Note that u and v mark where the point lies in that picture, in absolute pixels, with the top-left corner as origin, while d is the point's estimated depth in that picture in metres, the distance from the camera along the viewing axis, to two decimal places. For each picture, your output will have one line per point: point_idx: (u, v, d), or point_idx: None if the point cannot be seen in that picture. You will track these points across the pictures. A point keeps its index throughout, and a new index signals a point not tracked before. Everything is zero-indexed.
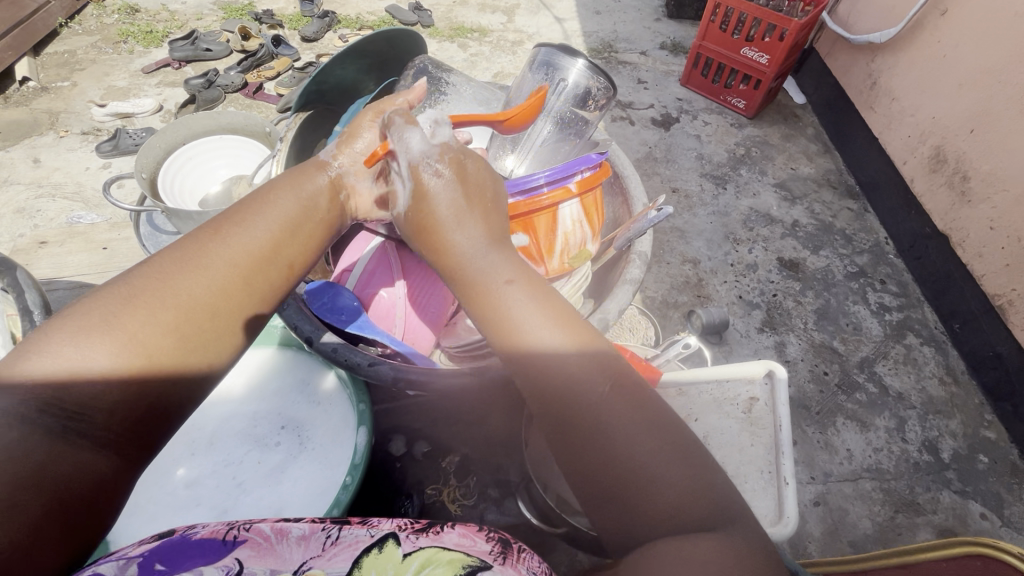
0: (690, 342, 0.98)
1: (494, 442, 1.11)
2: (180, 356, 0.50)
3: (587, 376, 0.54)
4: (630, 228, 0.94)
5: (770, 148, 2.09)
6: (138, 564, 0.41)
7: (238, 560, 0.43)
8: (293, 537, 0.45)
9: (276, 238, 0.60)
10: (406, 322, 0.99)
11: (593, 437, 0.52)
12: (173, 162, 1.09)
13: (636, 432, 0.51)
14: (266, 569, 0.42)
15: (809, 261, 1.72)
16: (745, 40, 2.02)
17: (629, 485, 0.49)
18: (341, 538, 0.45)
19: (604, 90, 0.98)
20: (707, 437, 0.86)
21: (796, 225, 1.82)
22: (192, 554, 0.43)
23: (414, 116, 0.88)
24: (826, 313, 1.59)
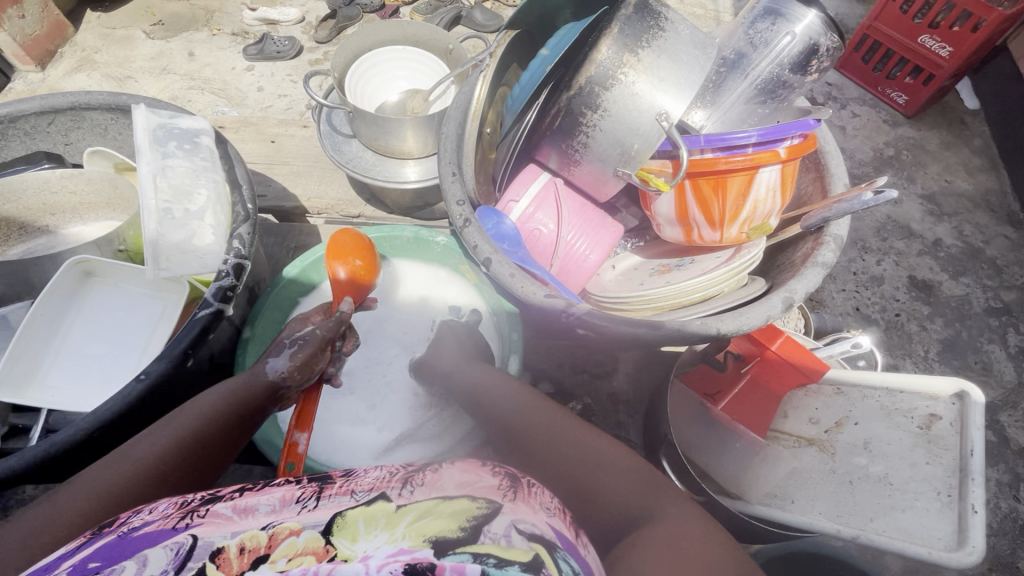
0: (861, 342, 0.90)
1: (618, 398, 1.09)
2: (120, 504, 0.58)
3: (580, 436, 0.71)
4: (832, 206, 0.86)
5: (930, 155, 1.67)
6: (70, 573, 0.43)
7: (191, 535, 0.46)
8: (261, 513, 0.50)
9: (181, 445, 0.67)
10: (563, 263, 1.00)
11: (563, 466, 0.68)
12: (360, 66, 1.12)
13: (619, 479, 0.64)
14: (227, 533, 0.47)
15: (946, 287, 1.44)
16: (927, 26, 1.55)
17: (595, 499, 0.63)
18: (319, 504, 0.51)
19: (835, 48, 0.88)
20: (868, 443, 0.81)
21: (938, 244, 1.50)
22: (138, 544, 0.46)
23: (627, 51, 0.83)
24: (953, 346, 1.36)
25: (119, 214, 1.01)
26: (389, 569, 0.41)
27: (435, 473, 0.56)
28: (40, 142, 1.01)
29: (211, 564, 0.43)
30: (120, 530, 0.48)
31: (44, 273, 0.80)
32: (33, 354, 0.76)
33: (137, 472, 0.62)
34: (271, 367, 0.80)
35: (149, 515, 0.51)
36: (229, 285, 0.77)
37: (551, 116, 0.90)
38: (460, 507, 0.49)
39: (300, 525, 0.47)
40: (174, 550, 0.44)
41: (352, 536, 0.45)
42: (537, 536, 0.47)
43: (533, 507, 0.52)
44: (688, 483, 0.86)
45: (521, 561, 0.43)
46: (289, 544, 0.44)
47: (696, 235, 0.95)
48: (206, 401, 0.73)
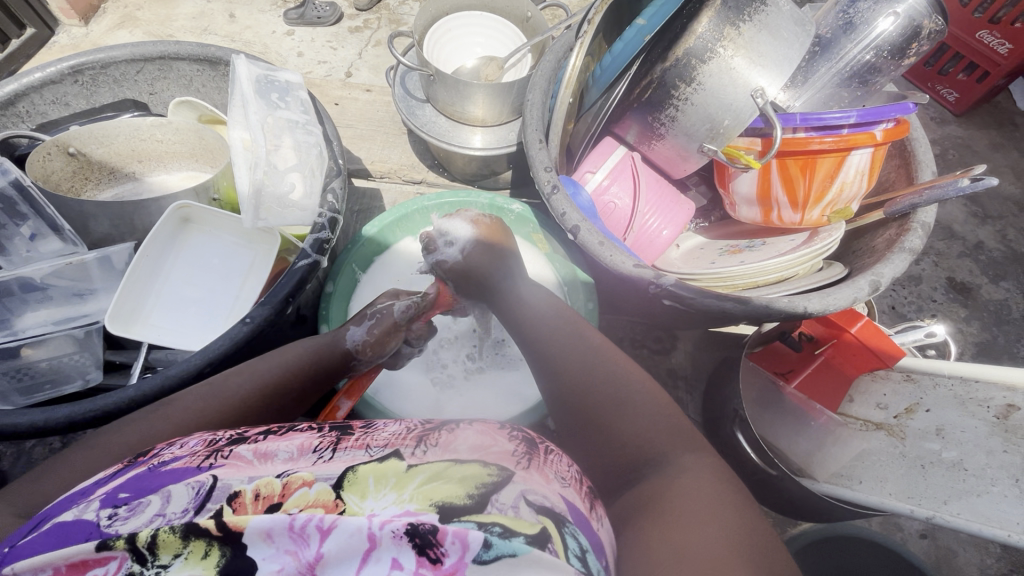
0: (936, 331, 0.88)
1: (677, 374, 1.10)
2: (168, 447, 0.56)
3: (605, 363, 0.66)
4: (924, 192, 0.84)
5: (980, 157, 1.50)
6: (100, 501, 0.42)
7: (213, 476, 0.44)
8: (280, 460, 0.48)
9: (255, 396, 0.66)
10: (637, 237, 1.01)
11: (588, 397, 0.64)
12: (437, 30, 1.14)
13: (643, 418, 0.59)
14: (245, 478, 0.44)
15: (985, 290, 1.34)
16: (988, 22, 1.39)
17: (615, 437, 0.59)
18: (337, 456, 0.49)
19: (937, 32, 0.87)
20: (940, 429, 0.81)
21: (981, 246, 1.39)
22: (164, 478, 0.44)
23: (728, 25, 0.81)
24: (988, 350, 1.27)
25: (202, 165, 1.01)
26: (391, 527, 0.38)
27: (451, 433, 0.54)
28: (127, 91, 1.03)
29: (226, 507, 0.40)
30: (150, 463, 0.47)
31: (148, 218, 0.84)
32: (137, 294, 0.81)
33: (224, 407, 0.61)
34: (350, 337, 0.78)
35: (178, 450, 0.50)
36: (325, 237, 0.80)
37: (641, 88, 0.90)
38: (470, 473, 0.46)
39: (314, 477, 0.45)
40: (194, 490, 0.42)
41: (361, 494, 0.42)
42: (546, 509, 0.44)
43: (547, 477, 0.50)
44: (761, 456, 0.87)
45: (527, 532, 0.40)
46: (300, 495, 0.42)
47: (775, 216, 0.95)
48: (291, 354, 0.72)
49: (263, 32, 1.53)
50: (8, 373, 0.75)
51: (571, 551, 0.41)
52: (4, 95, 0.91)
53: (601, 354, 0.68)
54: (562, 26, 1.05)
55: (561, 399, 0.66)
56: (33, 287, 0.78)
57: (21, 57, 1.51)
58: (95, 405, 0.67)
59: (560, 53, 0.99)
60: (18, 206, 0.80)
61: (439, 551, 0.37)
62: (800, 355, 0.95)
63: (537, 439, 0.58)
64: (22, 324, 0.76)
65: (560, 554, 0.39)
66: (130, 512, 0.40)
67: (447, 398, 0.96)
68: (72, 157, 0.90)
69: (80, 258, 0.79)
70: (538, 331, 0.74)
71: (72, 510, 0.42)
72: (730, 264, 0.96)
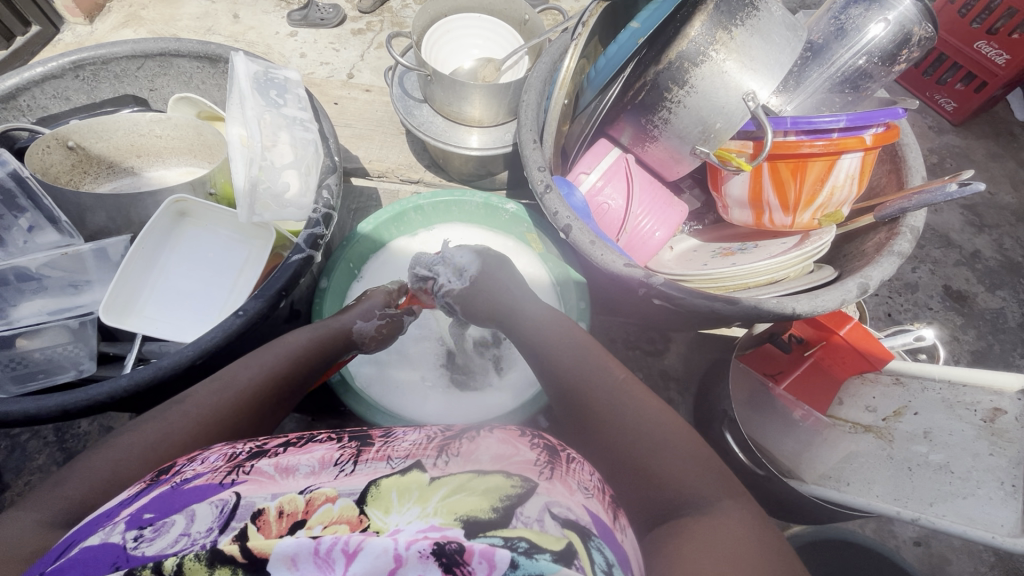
0: (926, 335, 0.89)
1: (669, 375, 1.11)
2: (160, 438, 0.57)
3: (641, 399, 0.62)
4: (914, 196, 0.85)
5: (978, 166, 1.51)
6: (126, 523, 0.43)
7: (236, 493, 0.45)
8: (301, 474, 0.49)
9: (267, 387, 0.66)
10: (630, 238, 1.02)
11: (616, 421, 0.60)
12: (436, 31, 1.15)
13: (678, 453, 0.55)
14: (268, 493, 0.45)
15: (981, 299, 1.35)
16: (985, 32, 1.40)
17: (647, 464, 0.55)
18: (357, 469, 0.50)
19: (927, 39, 0.88)
20: (928, 432, 0.82)
21: (977, 255, 1.40)
22: (187, 498, 0.45)
23: (720, 28, 0.82)
24: (984, 359, 1.28)
25: (199, 160, 1.02)
26: (417, 547, 0.38)
27: (472, 442, 0.56)
28: (127, 87, 1.04)
29: (250, 525, 0.41)
30: (174, 481, 0.48)
31: (144, 212, 0.85)
32: (131, 287, 0.81)
33: (236, 402, 0.62)
34: (358, 328, 0.78)
35: (200, 466, 0.50)
36: (319, 232, 0.81)
37: (635, 90, 0.91)
38: (495, 485, 0.46)
39: (336, 493, 0.46)
40: (218, 508, 0.43)
41: (385, 509, 0.43)
42: (571, 522, 0.45)
43: (570, 487, 0.50)
44: (749, 456, 0.87)
45: (553, 548, 0.40)
46: (324, 511, 0.43)
47: (766, 219, 0.96)
48: (291, 342, 0.71)
49: (266, 32, 1.54)
50: (5, 362, 0.76)
51: (597, 567, 0.41)
52: (5, 89, 0.92)
53: (635, 385, 0.64)
54: (558, 29, 1.06)
55: (590, 423, 0.62)
56: (28, 276, 0.79)
57: (24, 55, 1.53)
58: (87, 394, 0.68)
59: (556, 55, 1.00)
60: (16, 197, 0.81)
61: (466, 569, 0.37)
62: (790, 357, 0.96)
63: (558, 447, 0.59)
64: (18, 314, 0.78)
65: (587, 571, 0.39)
66: (156, 533, 0.41)
67: (439, 395, 0.97)
68: (71, 151, 0.91)
69: (77, 249, 0.80)
70: (558, 352, 0.69)
71: (100, 532, 0.42)
72: (722, 266, 0.97)
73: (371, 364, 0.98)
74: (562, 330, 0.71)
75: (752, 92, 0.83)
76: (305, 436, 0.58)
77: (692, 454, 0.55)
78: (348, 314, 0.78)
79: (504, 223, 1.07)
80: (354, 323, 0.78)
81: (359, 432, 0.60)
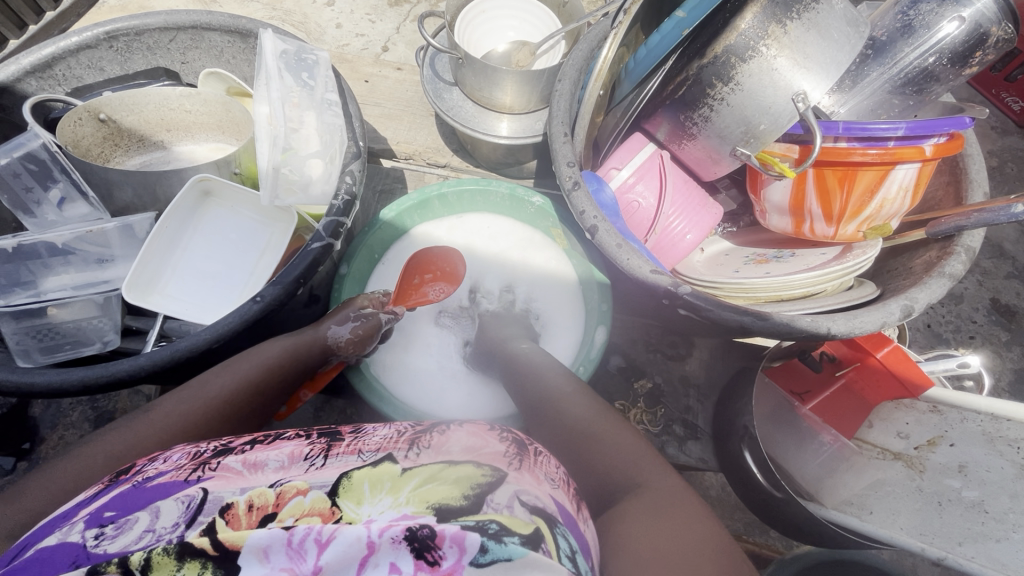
0: (971, 362, 0.82)
1: (689, 382, 1.07)
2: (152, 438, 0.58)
3: (584, 404, 0.67)
4: (971, 214, 0.79)
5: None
6: (85, 522, 0.42)
7: (203, 489, 0.44)
8: (270, 469, 0.49)
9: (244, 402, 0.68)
10: (658, 239, 0.98)
11: (567, 423, 0.65)
12: (471, 11, 1.12)
13: (618, 446, 0.59)
14: (237, 489, 0.45)
15: None
16: None
17: (593, 456, 0.59)
18: (328, 462, 0.50)
19: (1006, 41, 0.80)
20: (963, 466, 0.76)
21: None
22: (150, 495, 0.44)
23: (774, 21, 0.76)
24: None
25: (228, 137, 1.01)
26: (390, 534, 0.38)
27: (443, 435, 0.54)
28: (159, 59, 1.03)
29: (218, 520, 0.40)
30: (135, 480, 0.47)
31: (169, 188, 0.85)
32: (156, 264, 0.82)
33: (206, 409, 0.64)
34: (332, 334, 0.80)
35: (163, 466, 0.49)
36: (341, 219, 0.79)
37: (675, 85, 0.86)
38: (464, 474, 0.46)
39: (308, 485, 0.45)
40: (184, 504, 0.43)
41: (357, 500, 0.43)
42: (539, 509, 0.45)
43: (538, 478, 0.49)
44: (767, 477, 0.85)
45: (522, 533, 0.40)
46: (294, 504, 0.43)
47: (807, 228, 0.91)
48: (268, 354, 0.73)
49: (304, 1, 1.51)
50: (34, 332, 0.78)
51: (563, 552, 0.41)
52: (41, 57, 0.93)
53: (592, 397, 0.68)
54: (599, 13, 1.01)
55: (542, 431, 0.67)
56: (58, 251, 0.81)
57: (71, 16, 1.55)
58: (107, 370, 0.69)
59: (594, 43, 0.95)
60: (50, 170, 0.83)
61: (437, 554, 0.37)
62: (819, 376, 0.92)
63: (526, 439, 0.57)
64: (46, 286, 0.79)
65: (554, 555, 0.40)
66: (118, 529, 0.40)
67: (454, 386, 0.96)
68: (102, 124, 0.91)
69: (102, 225, 0.81)
70: (533, 372, 0.75)
71: (56, 533, 0.42)
72: (753, 275, 0.92)
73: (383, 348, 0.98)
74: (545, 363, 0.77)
75: (803, 92, 0.77)
76: (274, 434, 0.56)
77: (630, 445, 0.59)
78: (324, 320, 0.80)
79: (530, 217, 1.05)
80: (328, 328, 0.79)
81: (330, 425, 0.59)
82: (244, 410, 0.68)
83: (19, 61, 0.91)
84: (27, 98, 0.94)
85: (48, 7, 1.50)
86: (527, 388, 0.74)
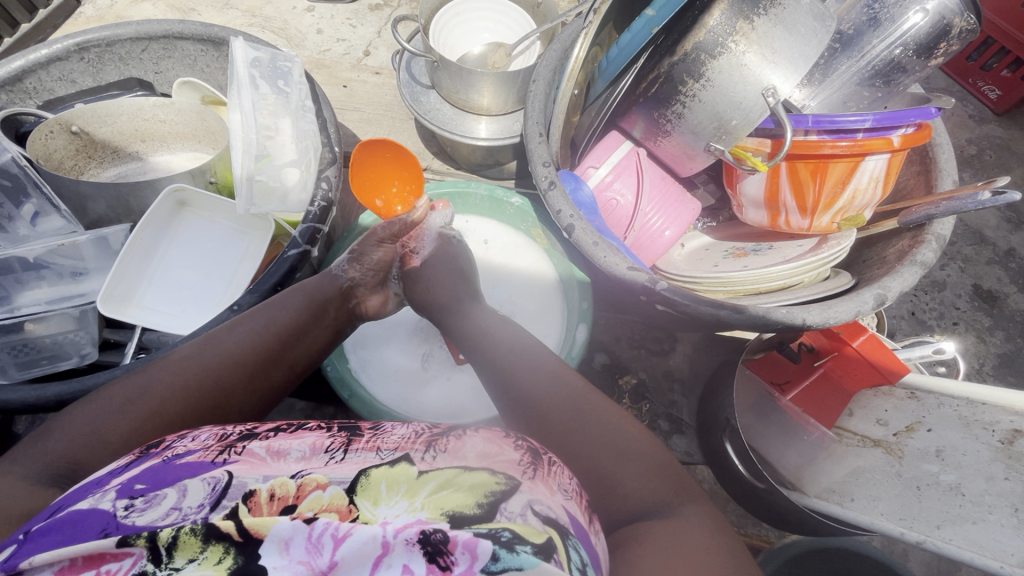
0: (946, 348, 0.83)
1: (675, 377, 1.08)
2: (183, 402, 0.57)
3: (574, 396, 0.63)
4: (942, 203, 0.80)
5: (1021, 159, 1.40)
6: (116, 491, 0.42)
7: (228, 472, 0.44)
8: (292, 458, 0.48)
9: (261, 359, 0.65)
10: (637, 236, 0.98)
11: (558, 420, 0.61)
12: (444, 15, 1.12)
13: (619, 445, 0.58)
14: (260, 476, 0.44)
15: (1013, 300, 1.28)
16: None
17: (606, 467, 0.56)
18: (347, 457, 0.49)
19: (968, 32, 0.81)
20: (940, 450, 0.77)
21: (1013, 253, 1.32)
22: (179, 472, 0.44)
23: (742, 18, 0.76)
24: (1012, 362, 1.22)
25: (204, 146, 1.01)
26: (404, 535, 0.38)
27: (459, 440, 0.53)
28: (132, 69, 1.03)
29: (241, 506, 0.40)
30: (165, 455, 0.47)
31: (143, 200, 0.85)
32: (131, 277, 0.82)
33: (224, 364, 0.62)
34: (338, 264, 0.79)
35: (191, 443, 0.50)
36: (318, 226, 0.79)
37: (648, 82, 0.86)
38: (479, 481, 0.45)
39: (327, 480, 0.44)
40: (210, 486, 0.42)
41: (374, 501, 0.42)
42: (551, 521, 0.43)
43: (550, 488, 0.48)
44: (749, 469, 0.87)
45: (534, 542, 0.39)
46: (314, 498, 0.42)
47: (782, 221, 0.92)
48: (280, 310, 0.68)
49: (282, 7, 1.51)
50: (10, 347, 0.77)
51: (574, 565, 0.40)
52: (11, 71, 0.92)
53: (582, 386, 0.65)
54: (572, 13, 1.01)
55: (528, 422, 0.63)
56: (30, 265, 0.80)
57: (48, 28, 1.53)
58: (84, 384, 0.68)
59: (567, 43, 0.96)
60: (24, 185, 0.83)
61: (449, 559, 0.36)
62: (798, 367, 0.93)
63: (541, 450, 0.56)
64: (19, 302, 0.79)
65: (565, 567, 0.39)
66: (147, 503, 0.41)
67: (438, 386, 0.96)
68: (74, 136, 0.90)
69: (75, 238, 0.81)
70: (514, 359, 0.68)
71: (88, 498, 0.42)
72: (731, 269, 0.93)
73: (367, 349, 0.98)
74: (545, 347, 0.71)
75: (773, 87, 0.78)
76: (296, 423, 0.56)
77: (637, 449, 0.58)
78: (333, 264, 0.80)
79: (509, 219, 1.06)
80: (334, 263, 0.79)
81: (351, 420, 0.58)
82: (265, 361, 0.65)
83: None
84: None
85: (23, 19, 1.50)
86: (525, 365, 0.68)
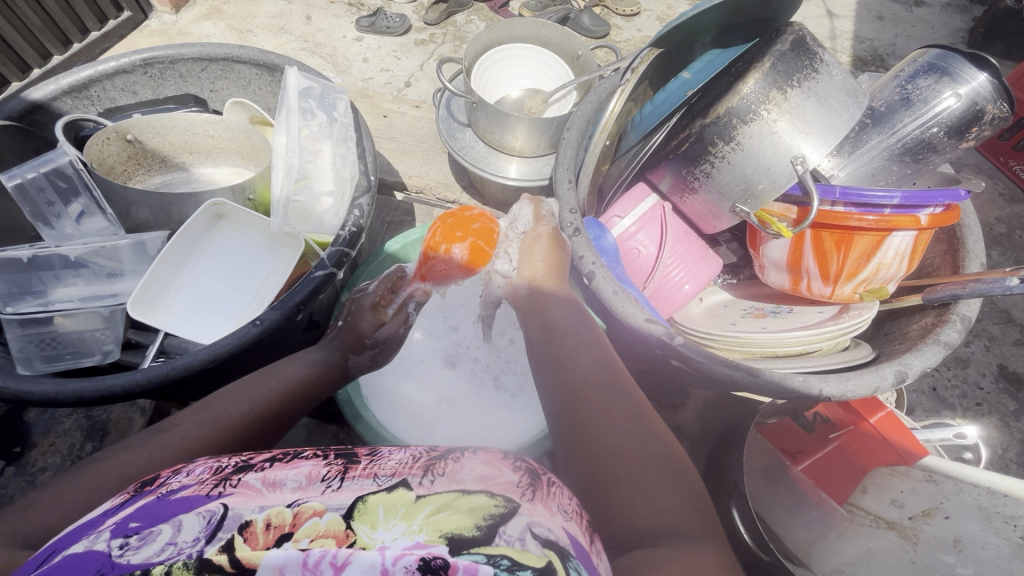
0: (968, 434, 0.82)
1: (682, 433, 1.06)
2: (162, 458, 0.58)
3: (620, 416, 0.59)
4: (968, 285, 0.79)
5: None
6: (111, 531, 0.42)
7: (223, 505, 0.44)
8: (288, 488, 0.47)
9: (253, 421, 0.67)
10: (657, 287, 0.99)
11: (602, 440, 0.57)
12: (487, 60, 1.18)
13: (665, 488, 0.52)
14: (255, 507, 0.44)
15: None
16: None
17: (628, 492, 0.52)
18: (344, 485, 0.48)
19: (1001, 119, 0.82)
20: (957, 541, 0.74)
21: None
22: (174, 508, 0.44)
23: (776, 88, 0.78)
24: None
25: (247, 163, 1.05)
26: (404, 562, 0.38)
27: (457, 462, 0.51)
28: (189, 86, 1.09)
29: (238, 537, 0.40)
30: (159, 492, 0.47)
31: (183, 211, 0.89)
32: (161, 284, 0.85)
33: (221, 426, 0.64)
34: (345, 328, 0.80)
35: (186, 479, 0.49)
36: (346, 250, 0.81)
37: (679, 140, 0.88)
38: (477, 504, 0.44)
39: (324, 507, 0.44)
40: (205, 519, 0.42)
41: (371, 524, 0.42)
42: (551, 541, 0.42)
43: (551, 510, 0.47)
44: (756, 539, 0.83)
45: (534, 565, 0.39)
46: (311, 525, 0.42)
47: (804, 286, 0.92)
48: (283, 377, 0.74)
49: (334, 36, 1.59)
50: (39, 339, 0.80)
51: None
52: (79, 79, 0.98)
53: (636, 405, 0.61)
54: (609, 68, 1.05)
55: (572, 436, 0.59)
56: (70, 263, 0.83)
57: (115, 36, 1.64)
58: (102, 384, 0.70)
59: (603, 96, 1.00)
60: (76, 185, 0.89)
61: None
62: (812, 437, 0.91)
63: (541, 469, 0.53)
64: (54, 296, 0.82)
65: None
66: (141, 541, 0.40)
67: (443, 420, 0.95)
68: (128, 144, 0.95)
69: (114, 243, 0.84)
70: (571, 362, 0.66)
71: (83, 540, 0.42)
72: (750, 329, 0.93)
73: (376, 377, 0.98)
74: (587, 343, 0.69)
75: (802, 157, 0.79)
76: (292, 452, 0.55)
77: (678, 489, 0.52)
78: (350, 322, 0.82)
79: None
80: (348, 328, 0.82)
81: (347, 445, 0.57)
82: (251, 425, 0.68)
83: (57, 82, 0.96)
84: (61, 115, 0.99)
85: (94, 27, 1.61)
86: (567, 367, 0.66)
